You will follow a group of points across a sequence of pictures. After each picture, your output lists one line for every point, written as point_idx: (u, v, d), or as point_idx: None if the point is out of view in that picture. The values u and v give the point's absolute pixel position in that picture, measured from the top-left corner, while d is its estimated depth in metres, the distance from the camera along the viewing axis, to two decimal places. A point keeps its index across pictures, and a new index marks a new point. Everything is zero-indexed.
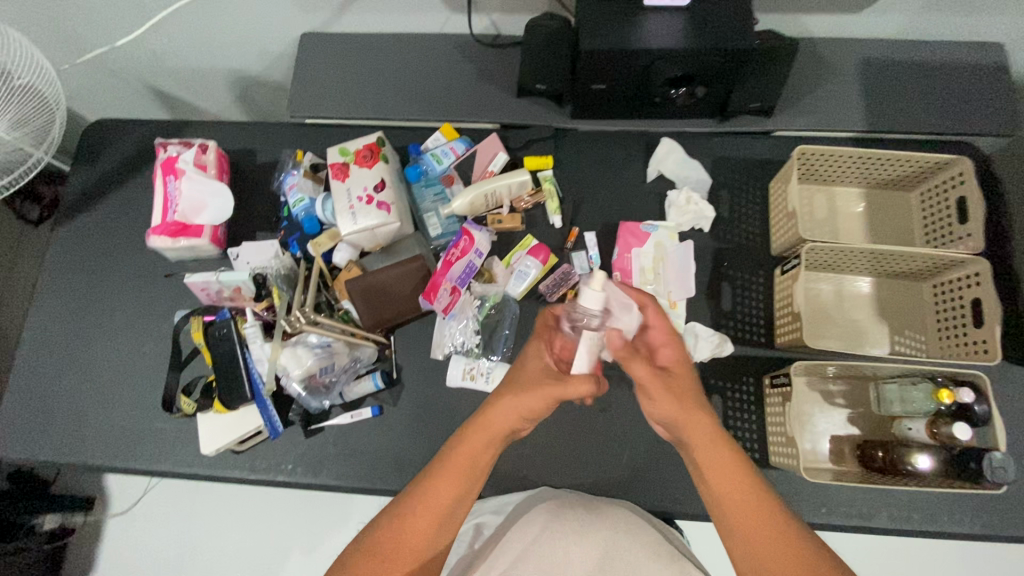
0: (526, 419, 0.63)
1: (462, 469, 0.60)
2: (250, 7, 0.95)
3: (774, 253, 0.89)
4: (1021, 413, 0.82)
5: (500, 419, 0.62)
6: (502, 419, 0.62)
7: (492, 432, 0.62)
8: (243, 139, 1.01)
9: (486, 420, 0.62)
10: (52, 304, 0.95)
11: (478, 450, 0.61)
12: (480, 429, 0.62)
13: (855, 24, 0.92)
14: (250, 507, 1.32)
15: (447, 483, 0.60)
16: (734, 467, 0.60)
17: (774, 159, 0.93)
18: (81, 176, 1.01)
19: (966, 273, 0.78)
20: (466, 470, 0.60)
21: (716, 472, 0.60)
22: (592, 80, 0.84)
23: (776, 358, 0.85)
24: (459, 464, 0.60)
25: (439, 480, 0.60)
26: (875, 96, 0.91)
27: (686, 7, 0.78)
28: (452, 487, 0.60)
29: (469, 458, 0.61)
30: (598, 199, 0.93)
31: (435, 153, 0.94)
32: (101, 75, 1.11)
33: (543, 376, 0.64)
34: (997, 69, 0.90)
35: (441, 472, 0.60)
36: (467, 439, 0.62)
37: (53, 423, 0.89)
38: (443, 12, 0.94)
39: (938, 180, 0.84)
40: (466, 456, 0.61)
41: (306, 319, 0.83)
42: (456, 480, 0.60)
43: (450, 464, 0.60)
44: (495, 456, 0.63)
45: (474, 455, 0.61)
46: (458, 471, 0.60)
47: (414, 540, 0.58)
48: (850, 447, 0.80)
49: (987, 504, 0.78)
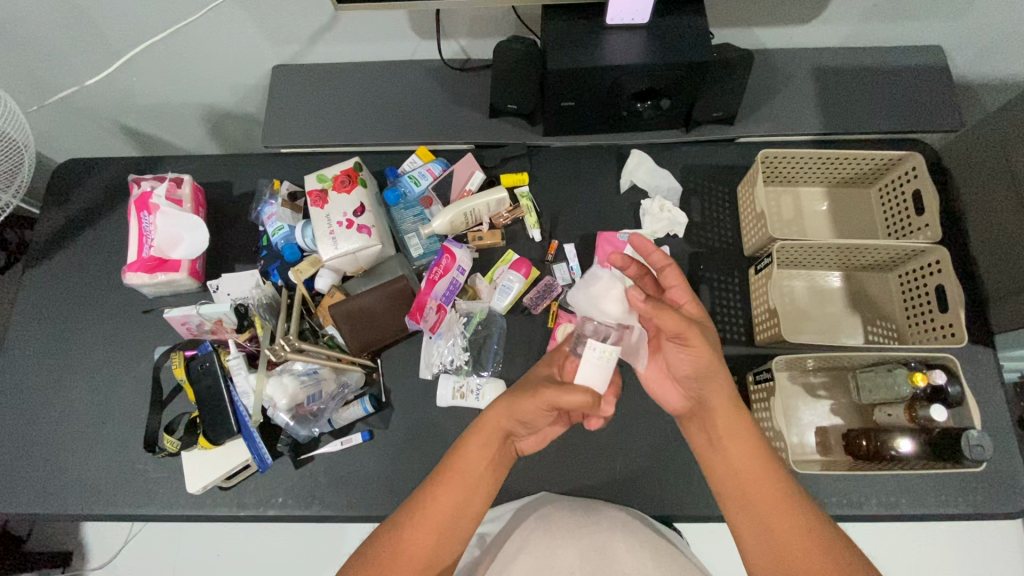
0: (519, 421, 0.63)
1: (460, 480, 0.62)
2: (221, 42, 0.97)
3: (747, 254, 0.92)
4: (992, 392, 0.85)
5: (496, 422, 0.64)
6: (496, 420, 0.64)
7: (487, 434, 0.64)
8: (218, 172, 1.01)
9: (480, 424, 0.64)
10: (24, 349, 0.92)
11: (473, 460, 0.63)
12: (476, 431, 0.64)
13: (805, 34, 0.97)
14: (239, 550, 1.28)
15: (445, 494, 0.61)
16: (756, 461, 0.62)
17: (741, 164, 0.97)
18: (51, 218, 0.99)
19: (928, 262, 0.82)
20: (463, 478, 0.62)
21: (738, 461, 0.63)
22: (562, 98, 0.87)
23: (758, 355, 0.87)
24: (458, 476, 0.62)
25: (439, 488, 0.61)
26: (829, 100, 0.96)
27: (645, 26, 0.82)
28: (451, 497, 0.61)
29: (466, 469, 0.62)
30: (574, 212, 0.96)
31: (413, 175, 0.95)
32: (70, 116, 1.11)
33: (540, 381, 0.64)
34: (937, 71, 0.96)
35: (442, 476, 0.62)
36: (464, 448, 0.63)
37: (27, 472, 0.86)
38: (413, 39, 0.97)
39: (894, 175, 0.89)
40: (462, 466, 0.62)
41: (291, 347, 0.81)
42: (455, 491, 0.61)
43: (448, 475, 0.61)
44: (493, 464, 0.64)
45: (470, 463, 0.62)
46: (456, 481, 0.61)
47: (416, 551, 0.59)
48: (835, 438, 0.82)
49: (970, 482, 0.81)
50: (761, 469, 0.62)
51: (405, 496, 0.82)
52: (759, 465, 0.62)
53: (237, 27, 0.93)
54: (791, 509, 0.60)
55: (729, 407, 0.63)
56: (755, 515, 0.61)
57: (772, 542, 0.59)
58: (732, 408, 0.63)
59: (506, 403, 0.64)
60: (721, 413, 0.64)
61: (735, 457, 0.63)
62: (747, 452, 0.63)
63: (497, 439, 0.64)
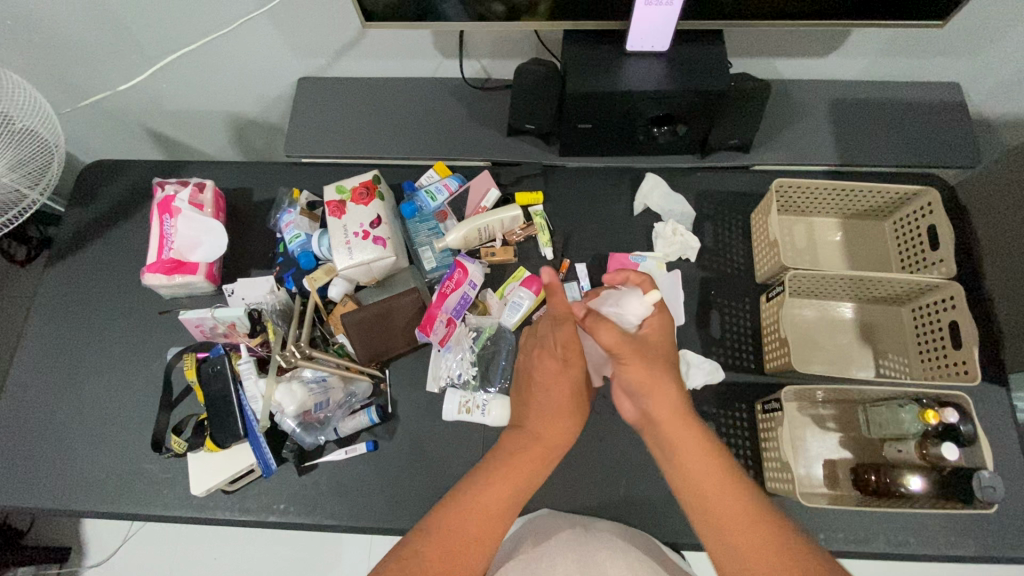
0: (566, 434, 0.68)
1: (508, 480, 0.63)
2: (249, 55, 1.00)
3: (758, 281, 0.92)
4: (1006, 432, 0.84)
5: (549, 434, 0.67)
6: (549, 431, 0.67)
7: (544, 443, 0.67)
8: (240, 179, 1.03)
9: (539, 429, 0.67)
10: (40, 345, 0.94)
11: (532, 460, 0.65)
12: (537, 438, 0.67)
13: (822, 66, 0.99)
14: (238, 551, 1.28)
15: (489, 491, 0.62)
16: (724, 475, 0.60)
17: (755, 191, 0.97)
18: (75, 216, 1.02)
19: (941, 297, 0.82)
20: (515, 478, 0.64)
21: (706, 477, 0.60)
22: (579, 120, 0.89)
23: (767, 383, 0.87)
24: (503, 474, 0.63)
25: (484, 487, 0.62)
26: (845, 131, 0.97)
27: (664, 53, 0.84)
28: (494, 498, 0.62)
29: (515, 472, 0.64)
30: (587, 232, 0.96)
31: (429, 190, 0.96)
32: (101, 118, 1.14)
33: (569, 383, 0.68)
34: (953, 105, 0.97)
35: (492, 473, 0.64)
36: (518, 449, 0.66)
37: (36, 466, 0.87)
38: (436, 57, 0.99)
39: (909, 209, 0.89)
40: (514, 466, 0.64)
41: (301, 354, 0.82)
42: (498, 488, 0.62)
43: (494, 473, 0.64)
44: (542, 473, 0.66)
45: (521, 464, 0.65)
46: (504, 480, 0.63)
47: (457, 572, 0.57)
48: (844, 471, 0.81)
49: (982, 524, 0.79)
50: (732, 492, 0.59)
51: (407, 509, 0.82)
52: (733, 487, 0.60)
53: (266, 40, 0.96)
54: (753, 513, 0.58)
55: (674, 409, 0.64)
56: (722, 528, 0.58)
57: (733, 535, 0.57)
58: (677, 412, 0.64)
59: (568, 418, 0.68)
60: (667, 416, 0.64)
61: (694, 469, 0.61)
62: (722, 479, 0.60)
63: (553, 444, 0.67)
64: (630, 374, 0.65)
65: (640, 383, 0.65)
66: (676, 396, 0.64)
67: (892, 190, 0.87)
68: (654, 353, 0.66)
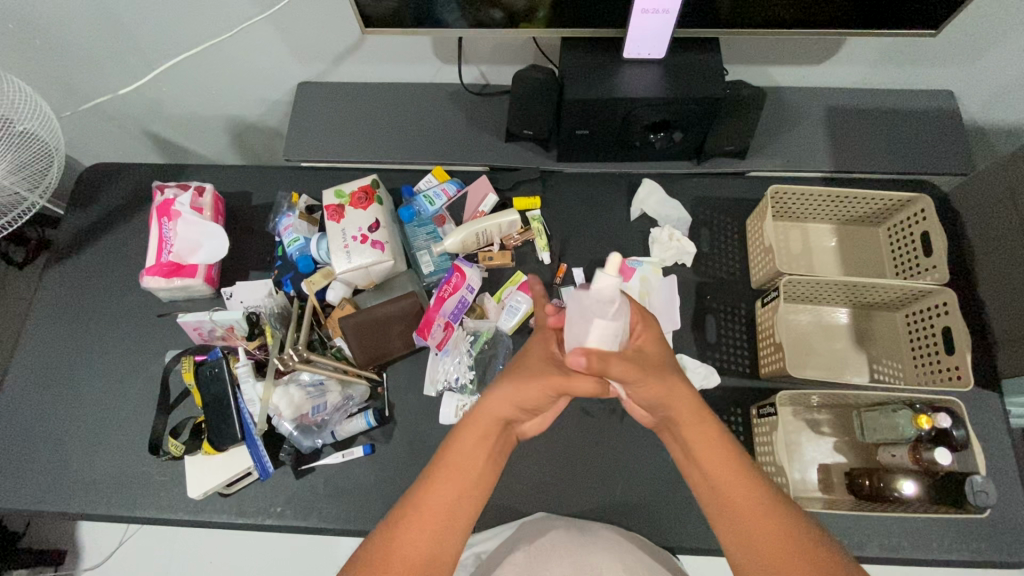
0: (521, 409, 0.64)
1: (452, 474, 0.60)
2: (249, 59, 1.00)
3: (754, 286, 0.92)
4: (999, 437, 0.85)
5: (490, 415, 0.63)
6: (496, 411, 0.63)
7: (485, 427, 0.63)
8: (240, 183, 1.04)
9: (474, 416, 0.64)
10: (39, 347, 0.94)
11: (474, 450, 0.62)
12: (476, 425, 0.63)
13: (818, 74, 1.00)
14: (234, 554, 1.28)
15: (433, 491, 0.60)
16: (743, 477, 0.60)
17: (751, 198, 0.98)
18: (75, 218, 1.02)
19: (934, 303, 0.83)
20: (457, 472, 0.61)
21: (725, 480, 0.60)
22: (576, 126, 0.90)
23: (762, 388, 0.87)
24: (445, 470, 0.61)
25: (427, 489, 0.60)
26: (840, 138, 0.98)
27: (660, 61, 0.85)
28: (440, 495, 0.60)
29: (462, 464, 0.61)
30: (584, 237, 0.97)
31: (427, 195, 0.97)
32: (101, 121, 1.14)
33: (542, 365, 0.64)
34: (946, 113, 0.98)
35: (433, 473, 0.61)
36: (457, 440, 0.63)
37: (33, 468, 0.87)
38: (435, 63, 1.00)
39: (903, 216, 0.90)
40: (456, 459, 0.61)
41: (299, 358, 0.85)
42: (443, 486, 0.60)
43: (436, 471, 0.61)
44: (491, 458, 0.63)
45: (465, 455, 0.62)
46: (443, 478, 0.60)
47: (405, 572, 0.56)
48: (838, 476, 0.82)
49: (975, 529, 0.80)
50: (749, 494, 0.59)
51: None
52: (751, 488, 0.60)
53: (266, 45, 0.97)
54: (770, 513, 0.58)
55: (692, 414, 0.63)
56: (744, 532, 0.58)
57: (755, 536, 0.57)
58: (696, 418, 0.63)
59: (507, 391, 0.63)
60: (687, 422, 0.63)
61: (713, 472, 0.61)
62: (740, 486, 0.60)
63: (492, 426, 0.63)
64: (640, 389, 0.62)
65: (652, 396, 0.62)
66: (694, 403, 0.63)
67: (885, 197, 0.88)
68: (663, 364, 0.63)
